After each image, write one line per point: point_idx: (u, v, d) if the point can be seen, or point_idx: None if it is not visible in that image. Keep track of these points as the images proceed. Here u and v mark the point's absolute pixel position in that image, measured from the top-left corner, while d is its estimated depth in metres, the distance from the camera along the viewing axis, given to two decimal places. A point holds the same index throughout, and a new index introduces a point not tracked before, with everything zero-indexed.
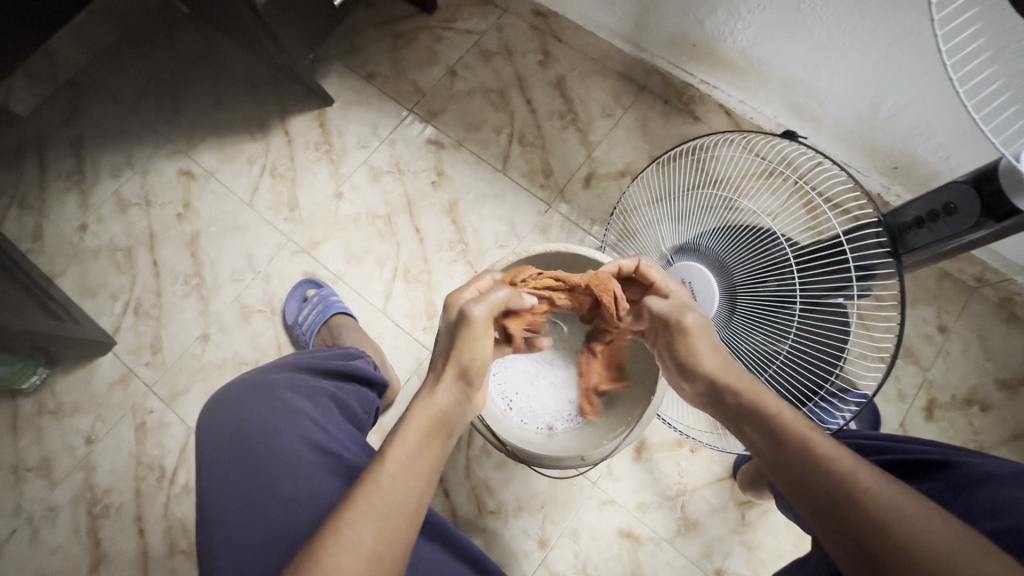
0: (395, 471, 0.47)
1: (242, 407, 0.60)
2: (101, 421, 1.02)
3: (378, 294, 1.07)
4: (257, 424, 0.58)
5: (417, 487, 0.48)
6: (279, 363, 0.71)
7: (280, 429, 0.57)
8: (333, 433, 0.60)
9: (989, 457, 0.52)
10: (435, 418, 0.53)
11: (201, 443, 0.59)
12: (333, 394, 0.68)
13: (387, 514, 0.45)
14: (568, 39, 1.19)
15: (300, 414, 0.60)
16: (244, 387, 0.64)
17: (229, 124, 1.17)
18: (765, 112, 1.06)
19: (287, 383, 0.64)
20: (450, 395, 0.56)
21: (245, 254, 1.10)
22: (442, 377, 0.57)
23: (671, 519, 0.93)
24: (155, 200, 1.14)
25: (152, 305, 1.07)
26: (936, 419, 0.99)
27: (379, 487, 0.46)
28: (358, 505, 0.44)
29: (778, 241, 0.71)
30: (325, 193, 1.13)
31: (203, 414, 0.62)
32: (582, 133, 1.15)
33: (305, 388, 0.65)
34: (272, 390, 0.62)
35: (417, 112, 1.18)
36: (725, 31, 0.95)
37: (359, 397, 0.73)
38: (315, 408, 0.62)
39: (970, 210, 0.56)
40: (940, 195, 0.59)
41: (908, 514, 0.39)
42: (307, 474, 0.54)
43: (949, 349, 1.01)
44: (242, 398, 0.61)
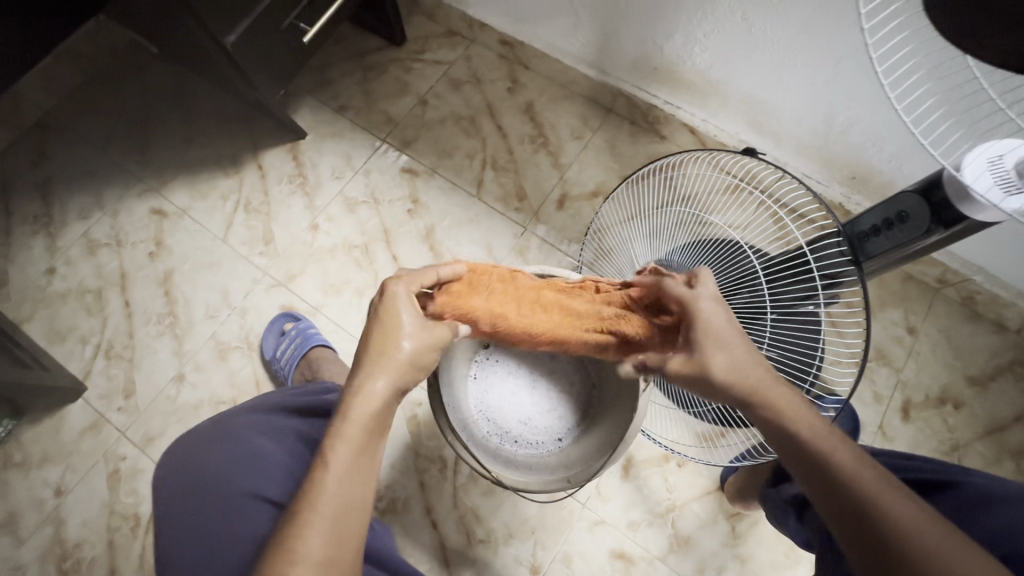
0: (334, 475, 0.46)
1: (202, 452, 0.60)
2: (71, 471, 0.98)
3: (357, 324, 1.05)
4: (212, 469, 0.58)
5: (364, 489, 0.47)
6: (258, 400, 0.70)
7: (236, 477, 0.57)
8: (290, 474, 0.58)
9: (991, 475, 0.54)
10: (376, 412, 0.50)
11: (161, 485, 0.59)
12: (303, 434, 0.64)
13: (336, 518, 0.45)
14: (534, 66, 1.23)
15: (258, 459, 0.58)
16: (213, 428, 0.64)
17: (200, 161, 1.17)
18: (728, 129, 1.09)
19: (247, 427, 0.63)
20: (387, 384, 0.52)
21: (220, 290, 1.08)
22: (378, 365, 0.52)
23: (663, 537, 0.92)
24: (126, 240, 1.12)
25: (124, 347, 1.04)
26: (913, 419, 1.00)
27: (325, 493, 0.45)
28: (308, 520, 0.44)
29: (747, 254, 0.75)
30: (300, 225, 1.13)
31: (169, 449, 0.63)
32: (553, 157, 1.18)
33: (268, 429, 0.63)
34: (231, 436, 0.62)
35: (390, 142, 1.19)
36: (684, 55, 0.99)
37: None
38: (276, 448, 0.60)
39: (922, 219, 0.58)
40: (892, 204, 0.61)
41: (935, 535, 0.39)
42: (252, 525, 0.54)
43: (919, 349, 1.04)
44: (206, 441, 0.61)
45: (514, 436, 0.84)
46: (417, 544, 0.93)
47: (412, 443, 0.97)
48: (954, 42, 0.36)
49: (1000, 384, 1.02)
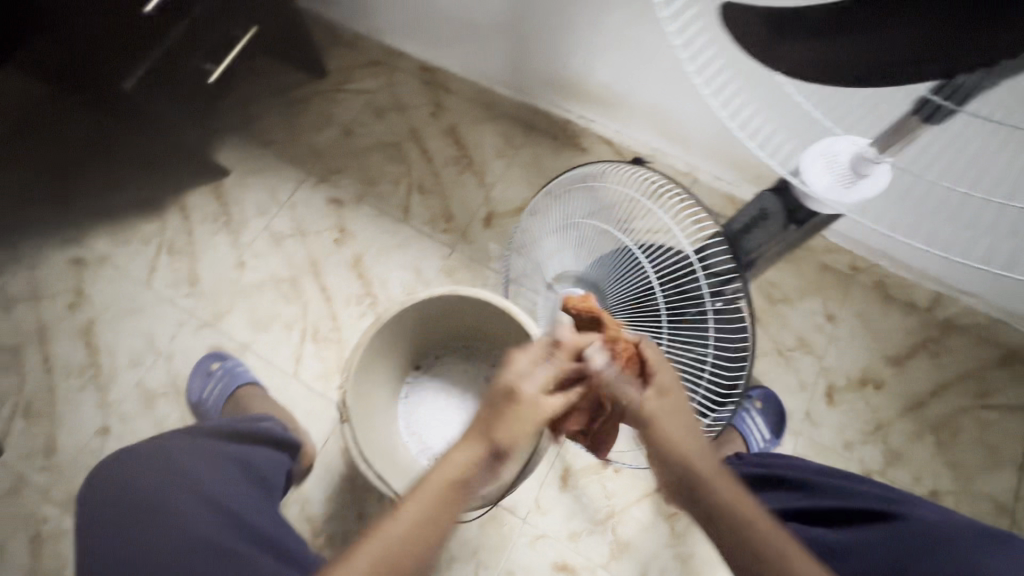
0: (398, 519, 0.50)
1: (138, 470, 0.61)
2: None
3: (288, 358, 1.04)
4: (147, 486, 0.60)
5: (428, 543, 0.50)
6: (196, 427, 0.71)
7: (176, 491, 0.59)
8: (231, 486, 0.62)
9: (917, 501, 0.59)
10: (456, 480, 0.52)
11: (90, 499, 0.60)
12: (240, 459, 0.67)
13: (389, 571, 0.48)
14: (455, 89, 1.25)
15: (198, 473, 0.62)
16: (147, 449, 0.64)
17: (120, 206, 1.15)
18: (641, 138, 1.13)
19: (185, 447, 0.65)
20: (471, 455, 0.53)
21: (145, 336, 1.06)
22: (472, 435, 0.54)
23: (604, 544, 0.93)
24: (44, 293, 1.09)
25: (44, 404, 1.01)
26: (838, 403, 1.04)
27: (384, 536, 0.50)
28: (346, 564, 0.48)
29: (641, 264, 0.74)
30: (226, 263, 1.12)
31: (99, 465, 0.64)
32: (478, 176, 1.20)
33: (207, 447, 0.66)
34: (169, 454, 0.63)
35: (315, 174, 1.20)
36: (589, 70, 1.02)
37: (270, 460, 0.72)
38: (215, 464, 0.64)
39: (780, 215, 0.65)
40: (755, 204, 0.68)
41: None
42: (184, 538, 0.56)
43: (839, 335, 1.08)
44: (141, 460, 0.63)
45: (442, 453, 0.89)
46: None
47: (348, 474, 0.96)
48: (779, 44, 0.39)
49: (916, 362, 1.06)
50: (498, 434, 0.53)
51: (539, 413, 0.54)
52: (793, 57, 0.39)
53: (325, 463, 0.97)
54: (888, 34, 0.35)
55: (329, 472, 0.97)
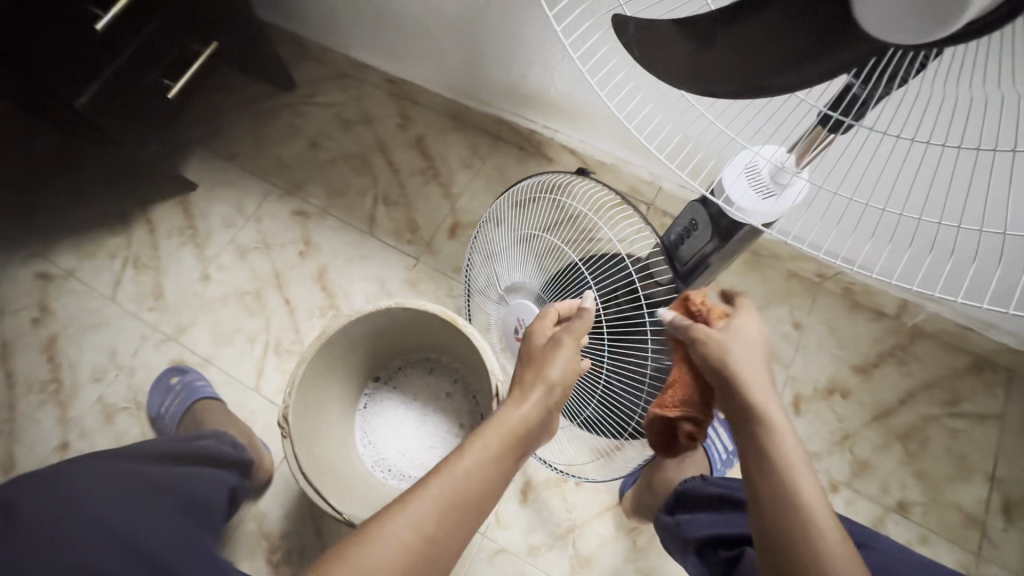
0: (465, 456, 0.50)
1: (50, 496, 0.52)
2: None
3: (249, 372, 1.04)
4: (58, 514, 0.50)
5: (487, 483, 0.50)
6: (119, 452, 0.66)
7: (73, 522, 0.50)
8: (141, 515, 0.56)
9: (874, 536, 0.59)
10: (517, 427, 0.53)
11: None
12: (173, 485, 0.65)
13: (452, 504, 0.48)
14: (422, 101, 1.26)
15: (105, 502, 0.54)
16: (62, 472, 0.56)
17: (86, 221, 1.16)
18: (603, 148, 1.13)
19: (88, 473, 0.58)
20: (530, 407, 0.54)
21: (107, 351, 1.06)
22: (530, 387, 0.55)
23: (564, 559, 0.91)
24: (8, 308, 1.09)
25: (4, 420, 1.00)
26: (804, 412, 1.02)
27: (452, 470, 0.49)
28: (408, 499, 0.47)
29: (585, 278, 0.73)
30: (190, 277, 1.12)
31: None
32: (444, 187, 1.20)
33: (115, 475, 0.60)
34: (73, 479, 0.55)
35: (282, 186, 1.20)
36: (546, 81, 1.03)
37: (205, 484, 0.71)
38: (127, 489, 0.58)
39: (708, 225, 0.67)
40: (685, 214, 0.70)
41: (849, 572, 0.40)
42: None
43: (806, 344, 1.07)
44: (55, 485, 0.53)
45: (399, 465, 0.89)
46: None
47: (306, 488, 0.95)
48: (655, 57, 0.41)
49: (883, 370, 1.05)
50: (551, 373, 0.55)
51: (556, 356, 0.56)
52: (683, 60, 0.40)
53: (283, 477, 0.96)
54: (763, 23, 0.36)
55: (287, 487, 0.96)
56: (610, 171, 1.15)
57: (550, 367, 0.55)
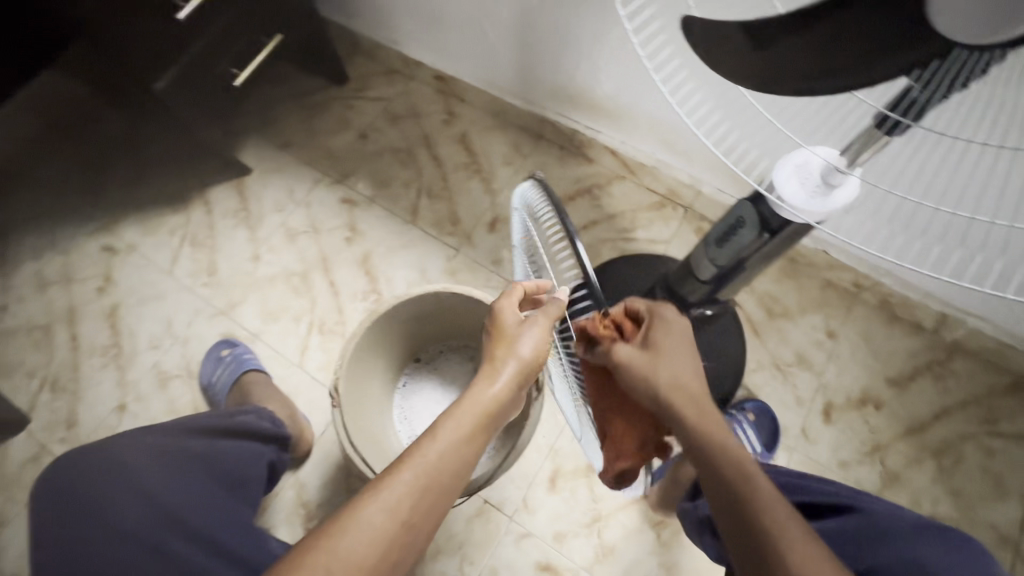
0: (438, 439, 0.52)
1: (94, 475, 0.62)
2: (12, 502, 0.98)
3: (294, 348, 1.09)
4: (102, 491, 0.61)
5: (458, 466, 0.52)
6: (168, 424, 0.74)
7: (123, 500, 0.61)
8: (183, 494, 0.64)
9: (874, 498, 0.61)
10: (487, 407, 0.56)
11: (38, 500, 0.61)
12: (209, 457, 0.71)
13: (427, 486, 0.50)
14: (468, 99, 1.30)
15: (151, 481, 0.63)
16: (107, 448, 0.65)
17: (150, 200, 1.23)
18: (643, 149, 1.15)
19: (140, 449, 0.66)
20: (501, 386, 0.57)
21: (164, 322, 1.12)
22: (500, 369, 0.58)
23: (589, 547, 0.93)
24: (75, 277, 1.17)
25: (69, 380, 1.07)
26: (835, 421, 1.02)
27: (423, 454, 0.51)
28: (386, 481, 0.49)
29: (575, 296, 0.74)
30: (243, 256, 1.18)
31: (54, 463, 0.64)
32: (486, 182, 1.24)
33: (164, 450, 0.68)
34: (118, 453, 0.64)
35: (331, 174, 1.25)
36: (594, 82, 1.06)
37: (244, 453, 0.78)
38: (171, 468, 0.66)
39: (754, 225, 0.64)
40: (732, 212, 0.67)
41: (781, 514, 0.49)
42: (145, 548, 0.59)
43: (840, 353, 1.07)
44: (97, 464, 0.62)
45: None
46: None
47: (344, 461, 1.00)
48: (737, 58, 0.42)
49: (919, 384, 1.04)
50: (522, 350, 0.59)
51: (527, 334, 0.60)
52: (757, 65, 0.42)
53: (323, 450, 1.01)
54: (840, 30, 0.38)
55: (326, 459, 1.00)
56: (650, 172, 1.18)
57: (518, 348, 0.59)
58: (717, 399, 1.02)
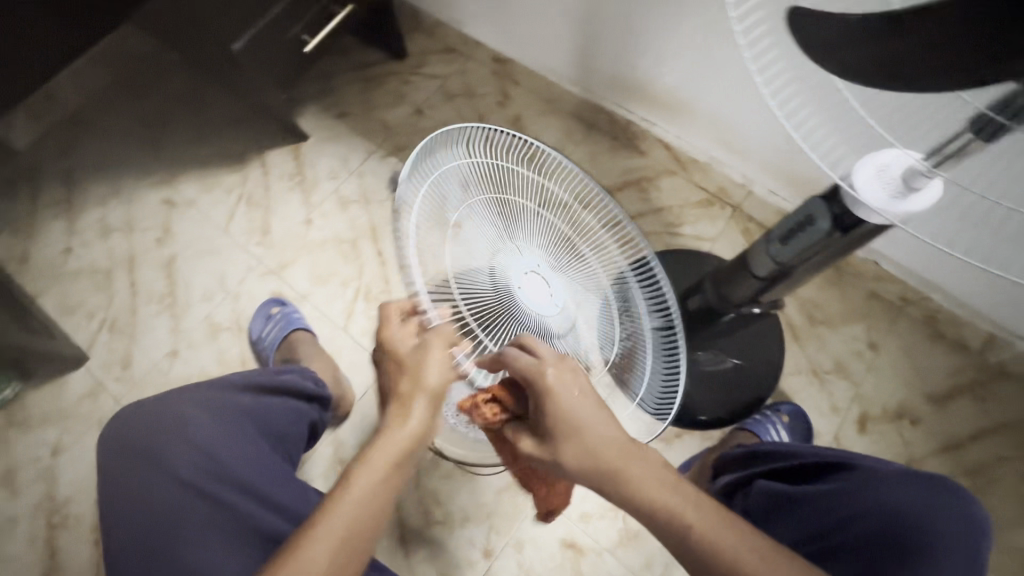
0: (352, 490, 0.52)
1: (148, 424, 0.68)
2: (67, 433, 1.04)
3: (340, 312, 1.12)
4: (156, 438, 0.67)
5: (383, 503, 0.53)
6: (215, 380, 0.77)
7: (174, 442, 0.67)
8: (222, 439, 0.68)
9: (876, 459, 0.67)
10: (403, 442, 0.56)
11: (106, 447, 0.69)
12: (250, 410, 0.74)
13: (350, 536, 0.50)
14: (524, 83, 1.31)
15: (198, 427, 0.68)
16: (159, 403, 0.71)
17: (209, 158, 1.27)
18: (698, 146, 1.15)
19: (194, 398, 0.72)
20: (419, 418, 0.57)
21: (217, 276, 1.16)
22: (414, 402, 0.57)
23: (613, 530, 0.96)
24: (136, 226, 1.21)
25: (126, 323, 1.12)
26: (869, 431, 1.02)
27: (336, 506, 0.51)
28: (303, 534, 0.50)
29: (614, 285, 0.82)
30: (295, 219, 1.21)
31: (118, 414, 0.72)
32: None
33: (213, 400, 0.72)
34: (168, 406, 0.70)
35: (384, 147, 1.28)
36: (657, 74, 1.06)
37: (287, 409, 0.80)
38: (216, 416, 0.70)
39: (826, 224, 0.63)
40: (801, 209, 0.66)
41: (706, 519, 0.48)
42: (186, 492, 0.64)
43: (879, 365, 1.06)
44: (152, 414, 0.69)
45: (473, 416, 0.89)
46: None
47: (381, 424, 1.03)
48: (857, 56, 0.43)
49: (958, 403, 1.03)
50: (427, 378, 0.57)
51: (424, 360, 0.57)
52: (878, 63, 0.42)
53: (362, 412, 1.05)
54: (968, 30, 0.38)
55: (365, 420, 1.04)
56: (702, 170, 1.18)
57: (423, 377, 0.57)
58: (752, 399, 1.02)
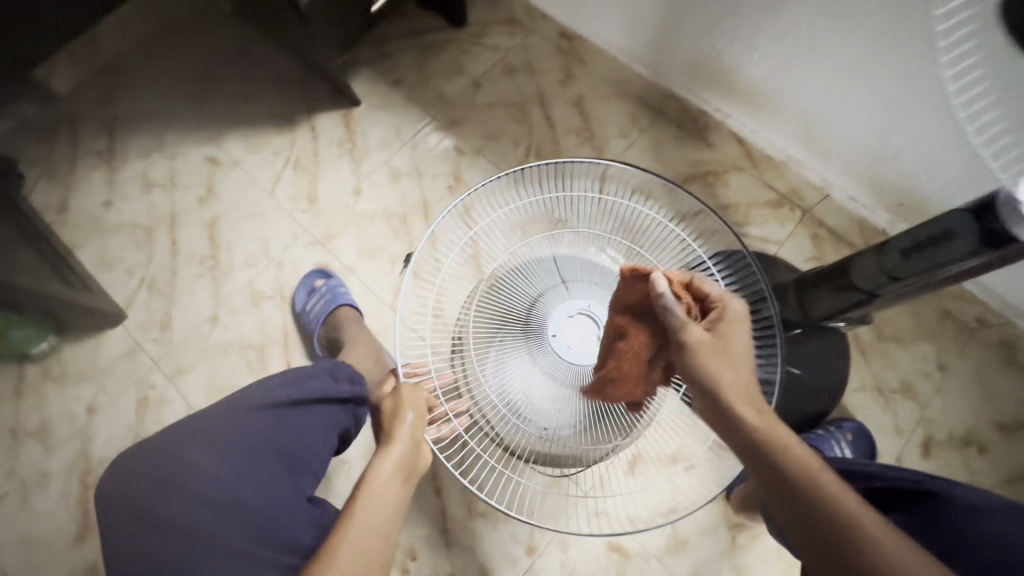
0: (366, 505, 0.56)
1: (147, 472, 0.59)
2: (103, 392, 1.01)
3: (388, 290, 1.08)
4: (157, 488, 0.58)
5: (389, 514, 0.57)
6: (224, 401, 0.68)
7: (177, 493, 0.58)
8: (234, 492, 0.59)
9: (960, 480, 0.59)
10: (399, 467, 0.62)
11: (104, 500, 0.59)
12: (268, 437, 0.65)
13: (370, 549, 0.53)
14: (590, 61, 1.23)
15: (206, 470, 0.59)
16: (160, 442, 0.62)
17: (257, 117, 1.21)
18: (776, 143, 1.09)
19: (196, 439, 0.61)
20: (404, 448, 0.64)
21: (261, 241, 1.12)
22: (397, 434, 0.65)
23: (662, 536, 0.92)
24: (179, 183, 1.17)
25: (166, 283, 1.09)
26: (933, 456, 0.98)
27: (356, 519, 0.55)
28: (326, 551, 0.52)
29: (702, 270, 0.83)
30: (344, 188, 1.16)
31: (112, 462, 0.62)
32: (597, 152, 1.18)
33: (224, 436, 0.62)
34: (169, 446, 0.61)
35: (439, 120, 1.21)
36: (742, 63, 0.99)
37: (314, 426, 0.71)
38: (231, 459, 0.61)
39: (970, 239, 0.56)
40: (938, 221, 0.59)
41: (871, 517, 0.48)
42: (204, 543, 0.56)
43: (949, 388, 1.01)
44: (150, 459, 0.60)
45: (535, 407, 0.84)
46: (419, 508, 0.93)
47: None
48: None
49: None
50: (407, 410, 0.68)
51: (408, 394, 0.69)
52: None
53: None
54: None
55: None
56: (776, 169, 1.11)
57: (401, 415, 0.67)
58: (813, 412, 0.98)
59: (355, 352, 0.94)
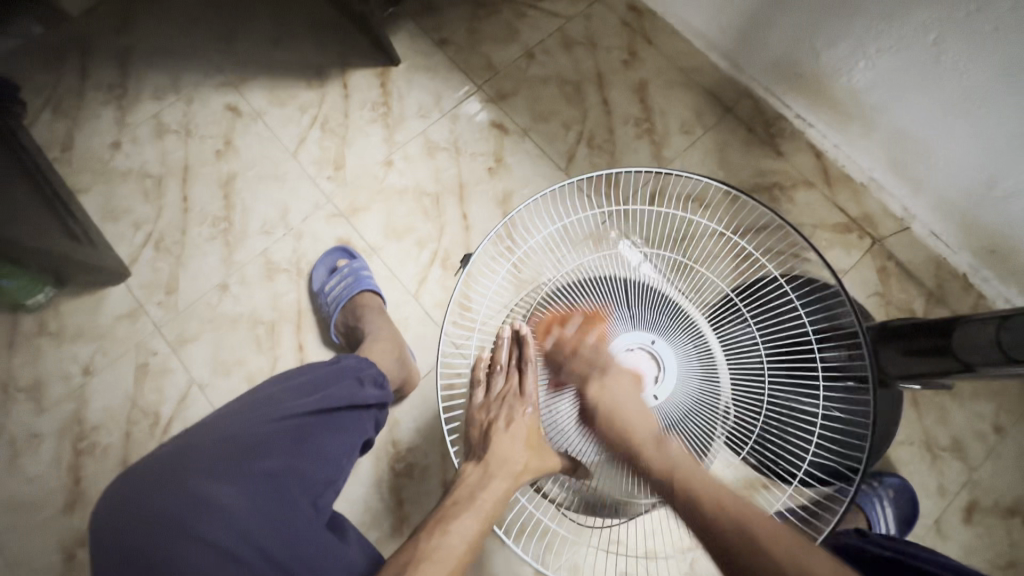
0: (450, 536, 0.55)
1: (148, 506, 0.49)
2: (102, 353, 0.95)
3: (412, 277, 1.00)
4: (158, 527, 0.48)
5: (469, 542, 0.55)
6: (240, 419, 0.59)
7: (183, 533, 0.48)
8: (253, 530, 0.50)
9: None
10: (487, 505, 0.59)
11: (95, 541, 0.49)
12: (289, 461, 0.57)
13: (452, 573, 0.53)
14: (658, 43, 1.10)
15: (219, 503, 0.50)
16: (163, 466, 0.53)
17: (284, 65, 1.09)
18: (860, 163, 0.98)
19: (207, 465, 0.53)
20: (499, 483, 0.61)
21: (279, 207, 1.03)
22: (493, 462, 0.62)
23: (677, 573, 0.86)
24: (195, 131, 1.06)
25: (174, 242, 1.00)
26: (974, 522, 0.92)
27: (437, 549, 0.54)
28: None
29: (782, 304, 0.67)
30: (373, 157, 1.05)
31: (105, 492, 0.52)
32: (656, 147, 1.06)
33: (238, 458, 0.54)
34: (174, 472, 0.52)
35: (484, 91, 1.09)
36: (842, 69, 0.87)
37: (337, 444, 0.63)
38: (248, 486, 0.53)
39: None
40: None
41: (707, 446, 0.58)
42: None
43: (1002, 452, 0.94)
44: (151, 488, 0.50)
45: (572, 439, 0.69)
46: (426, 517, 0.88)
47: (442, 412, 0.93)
48: None
49: None
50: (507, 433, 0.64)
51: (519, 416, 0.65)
52: None
53: (423, 392, 0.95)
54: None
55: (424, 402, 0.94)
56: (854, 191, 1.00)
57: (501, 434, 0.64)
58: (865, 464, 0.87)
59: (377, 344, 0.86)
